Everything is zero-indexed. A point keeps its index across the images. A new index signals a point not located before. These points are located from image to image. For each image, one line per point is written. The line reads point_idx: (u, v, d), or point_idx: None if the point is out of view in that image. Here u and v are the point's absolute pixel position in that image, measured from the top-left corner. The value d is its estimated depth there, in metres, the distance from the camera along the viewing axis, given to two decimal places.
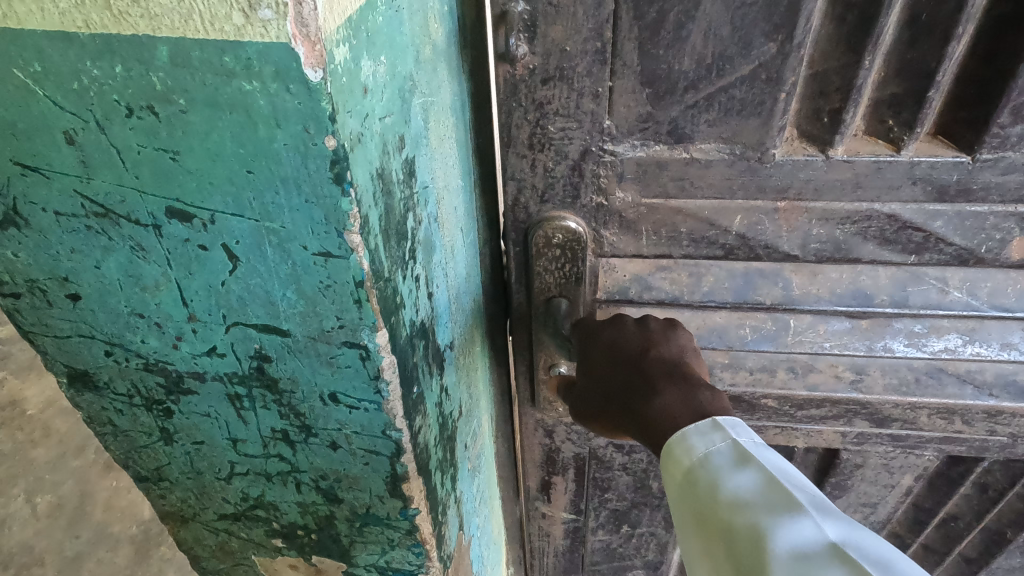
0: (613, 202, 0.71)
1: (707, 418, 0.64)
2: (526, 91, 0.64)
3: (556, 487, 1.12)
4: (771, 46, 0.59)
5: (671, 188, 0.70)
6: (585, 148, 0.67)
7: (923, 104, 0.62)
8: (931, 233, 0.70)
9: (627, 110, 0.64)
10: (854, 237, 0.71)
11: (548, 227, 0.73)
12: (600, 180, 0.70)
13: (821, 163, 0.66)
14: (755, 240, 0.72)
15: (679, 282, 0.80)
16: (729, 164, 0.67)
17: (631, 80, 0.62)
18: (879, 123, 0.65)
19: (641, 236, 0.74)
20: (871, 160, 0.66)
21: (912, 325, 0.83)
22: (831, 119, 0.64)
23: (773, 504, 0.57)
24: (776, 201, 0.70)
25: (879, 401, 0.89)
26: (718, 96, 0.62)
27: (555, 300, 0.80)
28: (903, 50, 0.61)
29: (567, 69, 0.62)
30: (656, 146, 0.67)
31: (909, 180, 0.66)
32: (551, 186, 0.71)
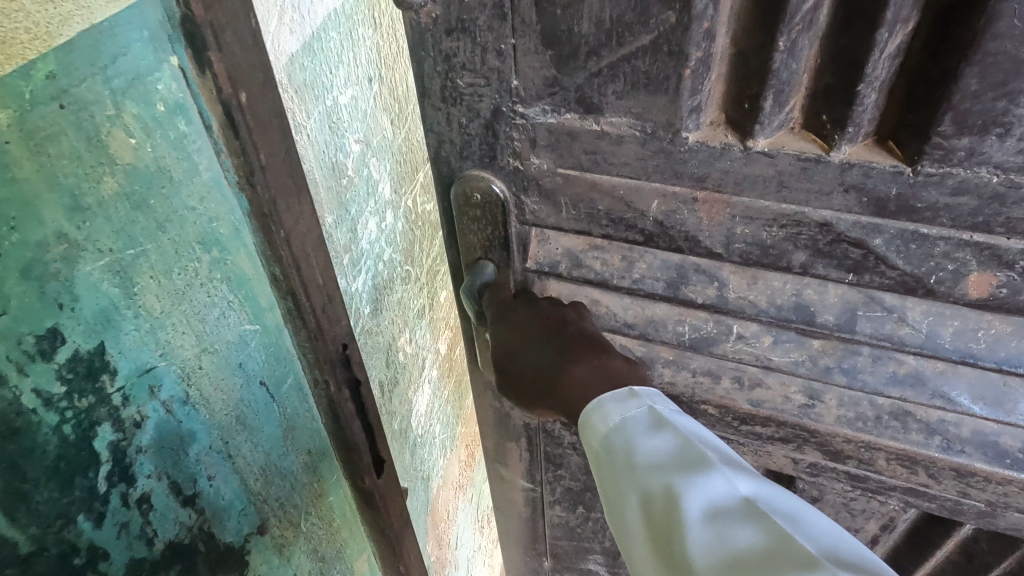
0: (529, 168, 0.69)
1: (622, 387, 0.69)
2: (432, 41, 0.62)
3: (511, 453, 1.12)
4: (669, 15, 0.53)
5: (584, 160, 0.66)
6: (495, 107, 0.65)
7: (854, 99, 0.54)
8: (870, 252, 0.62)
9: (531, 72, 0.62)
10: (782, 243, 0.65)
11: (465, 185, 0.73)
12: (514, 144, 0.68)
13: (739, 154, 0.60)
14: (674, 229, 0.68)
15: (612, 262, 0.76)
16: (640, 142, 0.62)
17: (533, 41, 0.59)
18: (812, 116, 0.57)
19: (561, 208, 0.71)
20: (795, 157, 0.58)
21: (870, 357, 0.73)
22: (749, 105, 0.57)
23: (686, 461, 0.59)
24: (695, 190, 0.64)
25: (830, 432, 0.81)
26: (621, 66, 0.58)
27: (482, 262, 0.80)
28: (837, 34, 0.53)
29: (467, 22, 0.60)
30: (563, 116, 0.64)
31: (841, 186, 0.58)
32: (468, 149, 0.70)
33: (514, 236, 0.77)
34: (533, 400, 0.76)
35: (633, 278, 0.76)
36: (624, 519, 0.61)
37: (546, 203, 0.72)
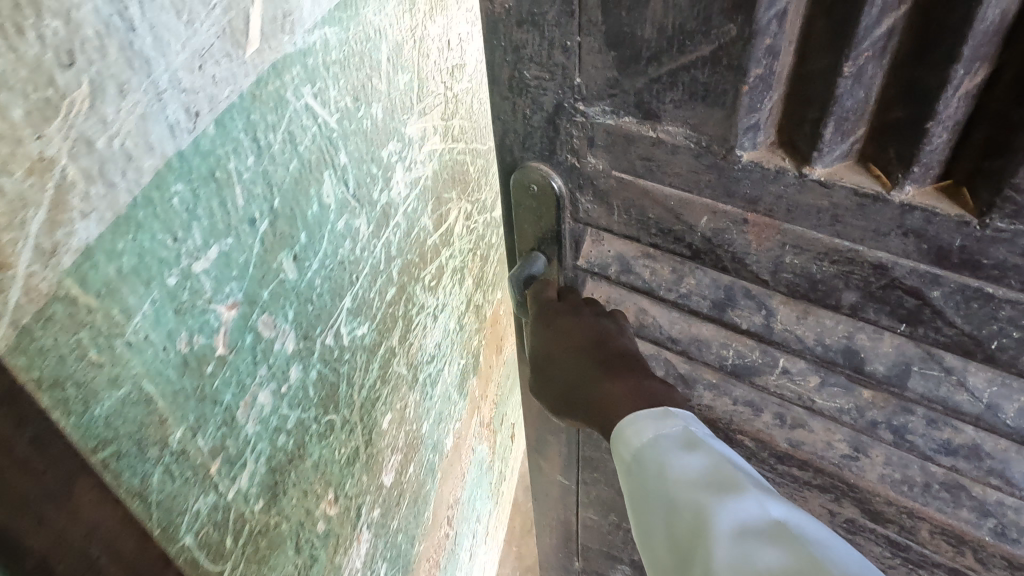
0: (585, 166, 0.70)
1: (658, 407, 0.67)
2: (504, 32, 0.64)
3: (551, 448, 1.13)
4: (731, 27, 0.51)
5: (638, 165, 0.65)
6: (558, 102, 0.66)
7: (923, 138, 0.50)
8: (927, 304, 0.57)
9: (593, 71, 0.61)
10: (833, 279, 0.61)
11: (525, 175, 0.74)
12: (573, 141, 0.68)
13: (794, 180, 0.57)
14: (723, 248, 0.66)
15: (662, 273, 0.73)
16: (693, 153, 0.61)
17: (596, 40, 0.59)
18: (878, 149, 0.54)
19: (615, 210, 0.71)
20: (852, 191, 0.55)
21: (924, 419, 0.68)
22: (809, 129, 0.54)
23: (719, 484, 0.57)
24: (746, 211, 0.62)
25: (870, 490, 0.76)
26: (680, 75, 0.57)
27: (536, 254, 0.81)
28: (911, 65, 0.49)
29: (538, 16, 0.61)
30: (621, 118, 0.63)
31: (899, 229, 0.55)
32: (531, 140, 0.71)
33: (569, 231, 0.77)
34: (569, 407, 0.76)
35: (679, 292, 0.73)
36: (650, 528, 0.61)
37: (601, 204, 0.72)
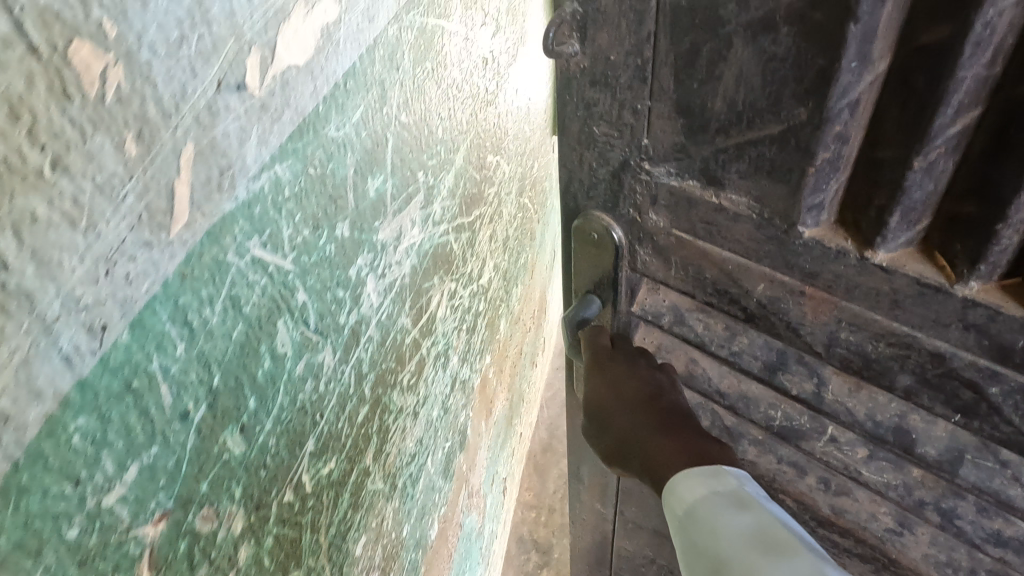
0: (646, 221, 0.71)
1: (711, 465, 0.67)
2: (577, 89, 0.66)
3: (592, 477, 1.15)
4: (801, 111, 0.51)
5: (699, 226, 0.66)
6: (625, 160, 0.68)
7: (992, 238, 0.49)
8: (984, 398, 0.56)
9: (660, 133, 0.63)
10: (887, 360, 0.61)
11: (585, 223, 0.76)
12: (636, 197, 0.70)
13: (855, 261, 0.57)
14: (778, 315, 0.66)
15: (714, 328, 0.74)
16: (754, 222, 0.62)
17: (667, 106, 0.61)
18: (945, 240, 0.53)
19: (673, 265, 0.72)
20: (914, 280, 0.54)
21: (975, 506, 0.65)
22: (873, 213, 0.54)
23: (771, 547, 0.57)
24: (803, 282, 0.62)
25: (912, 564, 0.76)
26: (747, 149, 0.57)
27: (591, 296, 0.82)
28: (983, 164, 0.49)
29: (611, 78, 0.63)
30: (685, 180, 0.64)
31: (960, 321, 0.54)
32: (595, 190, 0.73)
33: (626, 280, 0.78)
34: (618, 458, 0.76)
35: (731, 348, 0.73)
36: None
37: (659, 257, 0.73)
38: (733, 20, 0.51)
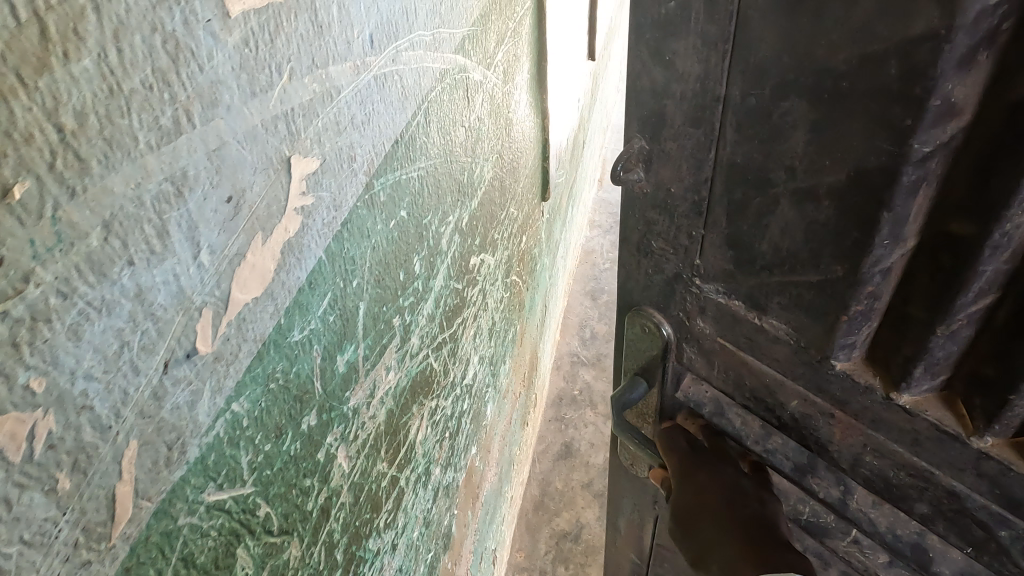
0: (694, 325, 0.51)
1: None
2: (642, 207, 0.50)
3: None
4: (838, 270, 0.37)
5: (738, 341, 0.48)
6: (677, 273, 0.50)
7: (1009, 404, 0.34)
8: (1003, 549, 0.38)
9: (713, 252, 0.46)
10: (906, 487, 0.41)
11: (634, 320, 0.57)
12: (685, 304, 0.51)
13: (878, 400, 0.40)
14: (806, 432, 0.46)
15: (752, 423, 0.50)
16: (788, 355, 0.44)
17: (718, 236, 0.45)
18: (979, 371, 0.36)
19: (709, 373, 0.52)
20: (929, 425, 0.38)
21: None
22: (896, 363, 0.38)
23: None
24: (832, 407, 0.44)
25: None
26: (789, 287, 0.41)
27: (636, 379, 0.58)
28: (1008, 331, 0.34)
29: (669, 204, 0.47)
30: (726, 296, 0.47)
31: (975, 467, 0.37)
32: (647, 286, 0.54)
33: (660, 382, 0.57)
34: None
35: (764, 449, 0.50)
36: None
37: (702, 361, 0.52)
38: (780, 188, 0.38)
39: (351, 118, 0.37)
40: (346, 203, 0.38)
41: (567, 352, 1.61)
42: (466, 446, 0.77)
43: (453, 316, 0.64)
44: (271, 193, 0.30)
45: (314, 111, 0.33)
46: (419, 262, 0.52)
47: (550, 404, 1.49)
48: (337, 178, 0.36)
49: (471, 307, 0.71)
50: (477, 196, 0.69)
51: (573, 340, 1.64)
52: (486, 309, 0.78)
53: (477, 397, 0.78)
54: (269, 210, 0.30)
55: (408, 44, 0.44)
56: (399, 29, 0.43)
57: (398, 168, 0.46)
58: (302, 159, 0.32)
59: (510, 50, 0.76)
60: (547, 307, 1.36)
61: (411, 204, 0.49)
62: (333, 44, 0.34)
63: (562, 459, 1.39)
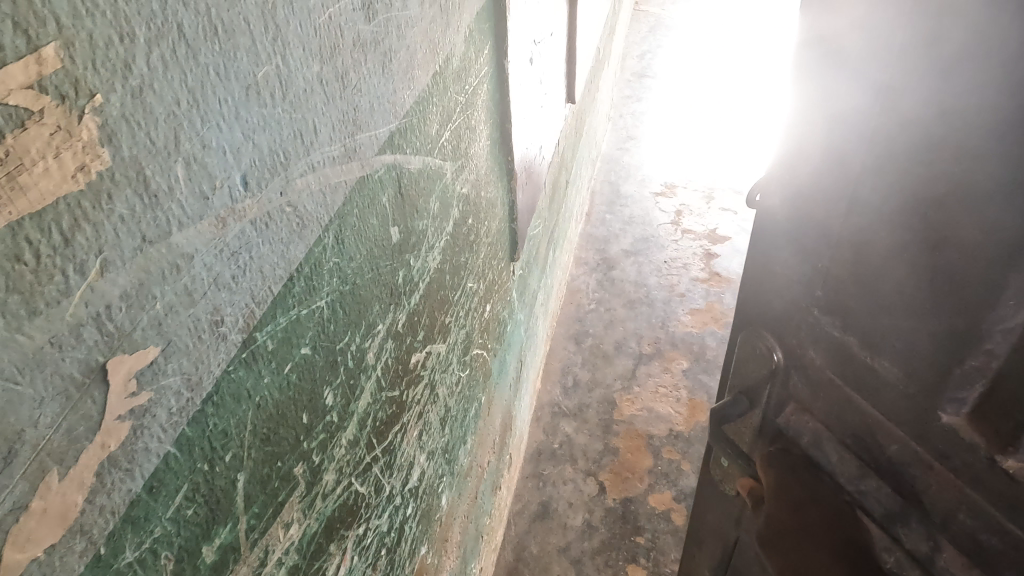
0: (806, 353, 0.51)
1: None
2: (771, 232, 0.51)
3: None
4: (960, 322, 0.39)
5: (850, 374, 0.47)
6: (795, 298, 0.51)
7: None
8: None
9: (836, 282, 0.47)
10: (999, 561, 0.39)
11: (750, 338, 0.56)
12: (801, 330, 0.51)
13: (978, 458, 0.39)
14: (903, 478, 0.44)
15: (848, 461, 0.48)
16: (894, 396, 0.44)
17: (843, 270, 0.46)
18: None
19: (813, 404, 0.51)
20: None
21: None
22: (1006, 427, 0.38)
23: None
24: (931, 456, 0.42)
25: None
26: (911, 330, 0.42)
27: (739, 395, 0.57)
28: None
29: (800, 234, 0.49)
30: (840, 327, 0.47)
31: None
32: (768, 309, 0.54)
33: (765, 406, 0.55)
34: None
35: (856, 489, 0.47)
36: None
37: (809, 391, 0.51)
38: (912, 239, 0.40)
39: (214, 278, 0.32)
40: (211, 375, 0.33)
41: (548, 402, 1.54)
42: (412, 549, 0.71)
43: (386, 429, 0.58)
44: (74, 414, 0.25)
45: (147, 294, 0.28)
46: (332, 393, 0.47)
47: (529, 459, 1.42)
48: (192, 353, 0.31)
49: (413, 408, 0.65)
50: (420, 290, 0.63)
51: (555, 388, 1.57)
52: (435, 401, 0.72)
53: (425, 494, 0.73)
54: (72, 436, 0.25)
55: (304, 169, 0.39)
56: (288, 156, 0.37)
57: (295, 308, 0.40)
58: (130, 354, 0.27)
59: (459, 120, 0.69)
60: (523, 361, 1.30)
61: (319, 334, 0.44)
62: (178, 208, 0.29)
63: (539, 519, 1.32)
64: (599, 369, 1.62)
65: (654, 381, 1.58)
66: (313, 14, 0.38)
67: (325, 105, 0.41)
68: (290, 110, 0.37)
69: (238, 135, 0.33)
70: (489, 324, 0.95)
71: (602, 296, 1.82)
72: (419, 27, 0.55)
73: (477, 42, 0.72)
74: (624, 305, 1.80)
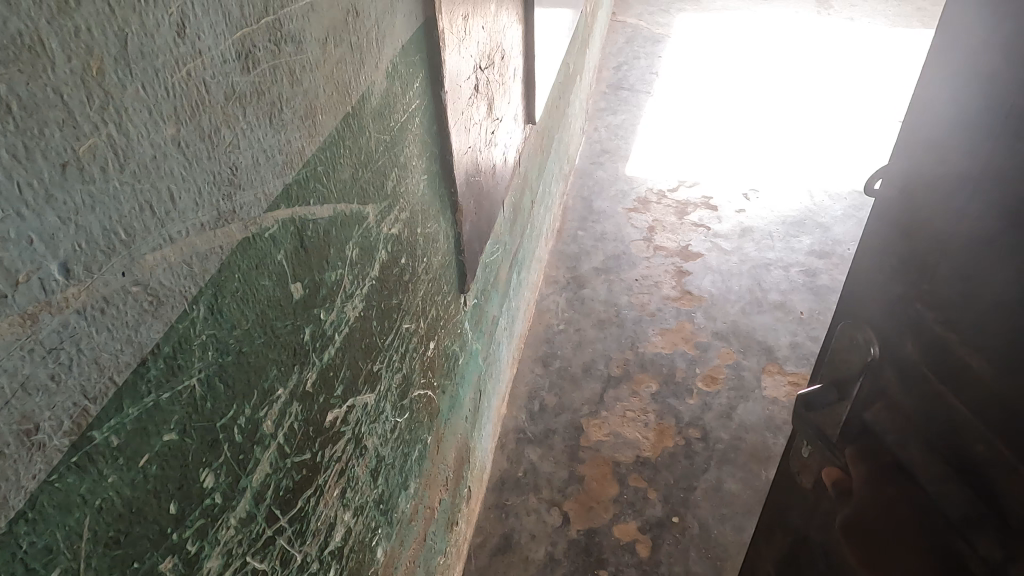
0: (909, 345, 0.49)
1: None
2: (888, 216, 0.51)
3: None
4: None
5: (948, 372, 0.46)
6: (907, 285, 0.49)
7: None
8: None
9: (945, 270, 0.46)
10: None
11: (853, 324, 0.54)
12: (905, 319, 0.50)
13: None
14: (994, 485, 0.43)
15: (936, 465, 0.47)
16: (986, 400, 0.44)
17: (949, 267, 0.46)
18: None
19: (904, 402, 0.50)
20: None
21: None
22: None
23: None
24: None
25: None
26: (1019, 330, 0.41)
27: (824, 390, 0.57)
28: None
29: (915, 221, 0.48)
30: (938, 325, 0.47)
31: None
32: (873, 294, 0.53)
33: (852, 399, 0.54)
34: None
35: (942, 495, 0.46)
36: None
37: (900, 386, 0.50)
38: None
39: (21, 382, 0.28)
40: (20, 490, 0.29)
41: (513, 428, 1.50)
42: None
43: (294, 497, 0.55)
44: None
45: None
46: (212, 474, 0.43)
47: (491, 489, 1.38)
48: None
49: (333, 468, 0.62)
50: (334, 344, 0.59)
51: (521, 414, 1.54)
52: (364, 454, 0.69)
53: (353, 553, 0.69)
54: None
55: (158, 243, 0.36)
56: (133, 232, 0.34)
57: (150, 395, 0.36)
58: None
59: (382, 160, 0.66)
60: (483, 390, 1.27)
61: (190, 416, 0.40)
62: None
63: (500, 553, 1.28)
64: (566, 393, 1.59)
65: (622, 405, 1.55)
66: (163, 73, 0.35)
67: (186, 169, 0.37)
68: (132, 181, 0.34)
69: (52, 219, 0.29)
70: (433, 362, 0.91)
71: (571, 316, 1.79)
72: (320, 70, 0.52)
73: (406, 76, 0.69)
74: (593, 326, 1.76)
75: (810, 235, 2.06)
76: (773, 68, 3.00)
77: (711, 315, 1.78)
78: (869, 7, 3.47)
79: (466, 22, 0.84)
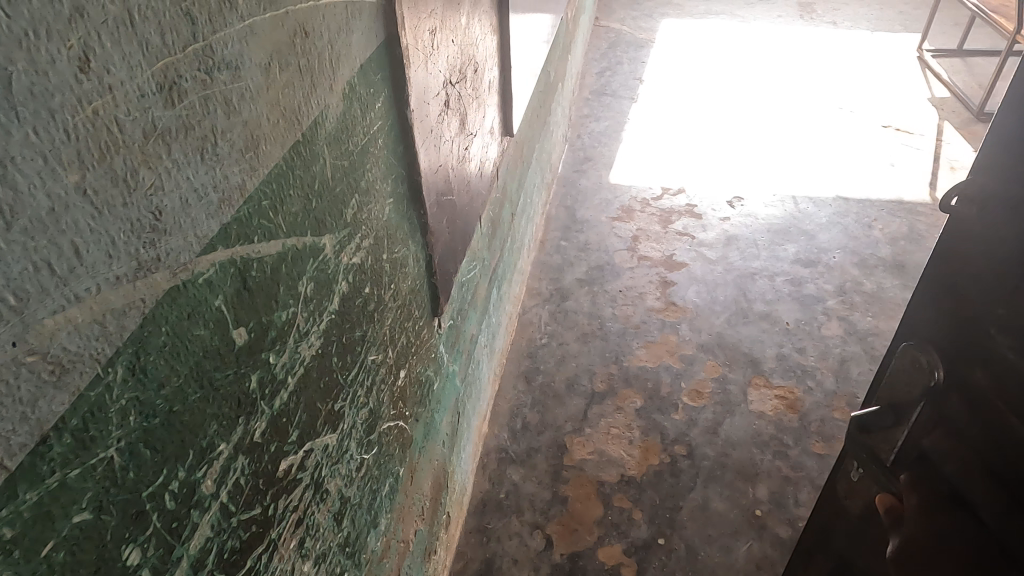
0: (969, 376, 0.55)
1: None
2: (957, 261, 0.56)
3: None
4: None
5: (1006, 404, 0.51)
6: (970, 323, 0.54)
7: None
8: None
9: (1007, 313, 0.51)
10: None
11: (918, 354, 0.60)
12: (967, 355, 0.55)
13: None
14: None
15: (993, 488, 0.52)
16: None
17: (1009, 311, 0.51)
18: None
19: (961, 430, 0.55)
20: None
21: None
22: None
23: None
24: None
25: None
26: None
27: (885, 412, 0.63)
28: None
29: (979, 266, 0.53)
30: (1008, 365, 0.51)
31: None
32: (938, 329, 0.58)
33: (911, 424, 0.60)
34: None
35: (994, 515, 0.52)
36: None
37: (964, 419, 0.55)
38: None
39: None
40: None
41: (495, 448, 1.46)
42: None
43: (241, 556, 0.51)
44: None
45: None
46: (136, 549, 0.39)
47: (472, 512, 1.34)
48: None
49: (289, 518, 0.58)
50: (286, 388, 0.55)
51: (503, 432, 1.50)
52: (325, 499, 0.65)
53: None
54: None
55: (58, 305, 0.32)
56: (25, 297, 0.30)
57: (53, 475, 0.32)
58: None
59: (341, 187, 0.62)
60: (461, 412, 1.23)
61: (106, 489, 0.36)
62: None
63: None
64: (549, 410, 1.55)
65: (606, 422, 1.52)
66: (62, 115, 0.31)
67: (94, 219, 0.33)
68: (21, 240, 0.30)
69: None
70: (405, 390, 0.87)
71: (554, 330, 1.75)
72: (264, 98, 0.48)
73: (365, 96, 0.65)
74: (576, 339, 1.73)
75: (795, 243, 2.04)
76: (757, 74, 2.99)
77: (696, 326, 1.76)
78: (851, 11, 3.47)
79: (433, 37, 0.81)
